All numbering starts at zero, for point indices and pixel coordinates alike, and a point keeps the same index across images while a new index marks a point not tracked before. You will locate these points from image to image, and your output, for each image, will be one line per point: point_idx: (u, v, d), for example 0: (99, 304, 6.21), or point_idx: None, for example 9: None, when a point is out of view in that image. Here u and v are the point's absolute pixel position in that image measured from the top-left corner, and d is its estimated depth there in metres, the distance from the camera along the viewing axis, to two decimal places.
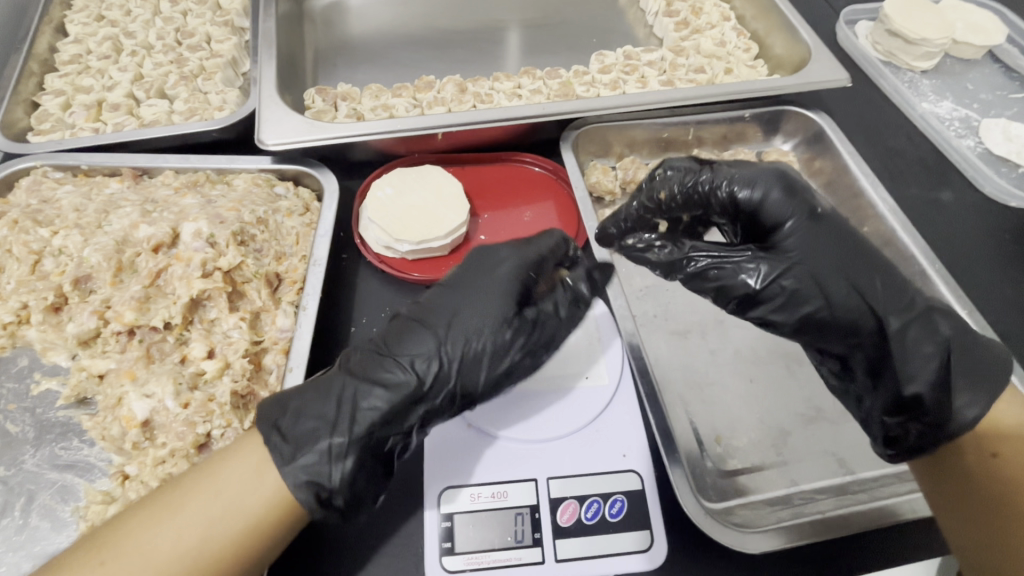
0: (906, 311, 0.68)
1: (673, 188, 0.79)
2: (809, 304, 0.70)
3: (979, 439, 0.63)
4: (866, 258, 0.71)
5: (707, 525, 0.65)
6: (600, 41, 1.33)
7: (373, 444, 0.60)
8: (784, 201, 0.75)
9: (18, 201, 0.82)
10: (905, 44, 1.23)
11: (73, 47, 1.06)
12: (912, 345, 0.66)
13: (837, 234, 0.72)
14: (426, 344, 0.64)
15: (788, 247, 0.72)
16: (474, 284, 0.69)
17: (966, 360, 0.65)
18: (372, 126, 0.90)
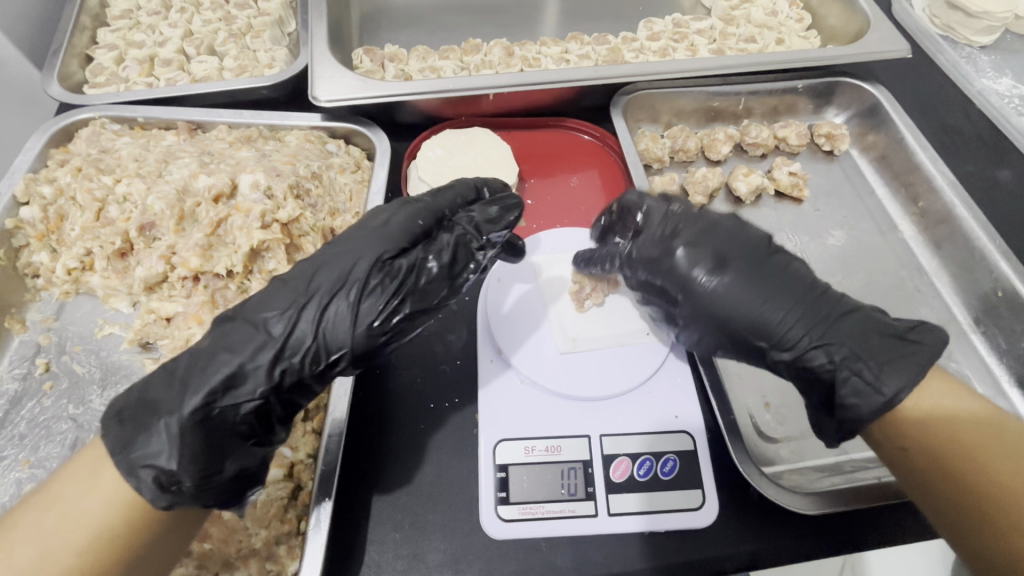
0: (807, 339, 0.61)
1: (605, 249, 0.71)
2: (722, 343, 0.66)
3: (886, 431, 0.59)
4: (770, 306, 0.63)
5: (766, 488, 0.65)
6: (646, 9, 1.29)
7: (218, 417, 0.53)
8: (691, 258, 0.64)
9: (80, 151, 0.84)
10: (965, 17, 1.18)
11: (123, 1, 1.06)
12: (813, 378, 0.62)
13: (750, 281, 0.64)
14: (279, 300, 0.58)
15: (693, 301, 0.65)
16: (351, 236, 0.62)
17: (872, 376, 0.58)
18: (422, 86, 0.89)
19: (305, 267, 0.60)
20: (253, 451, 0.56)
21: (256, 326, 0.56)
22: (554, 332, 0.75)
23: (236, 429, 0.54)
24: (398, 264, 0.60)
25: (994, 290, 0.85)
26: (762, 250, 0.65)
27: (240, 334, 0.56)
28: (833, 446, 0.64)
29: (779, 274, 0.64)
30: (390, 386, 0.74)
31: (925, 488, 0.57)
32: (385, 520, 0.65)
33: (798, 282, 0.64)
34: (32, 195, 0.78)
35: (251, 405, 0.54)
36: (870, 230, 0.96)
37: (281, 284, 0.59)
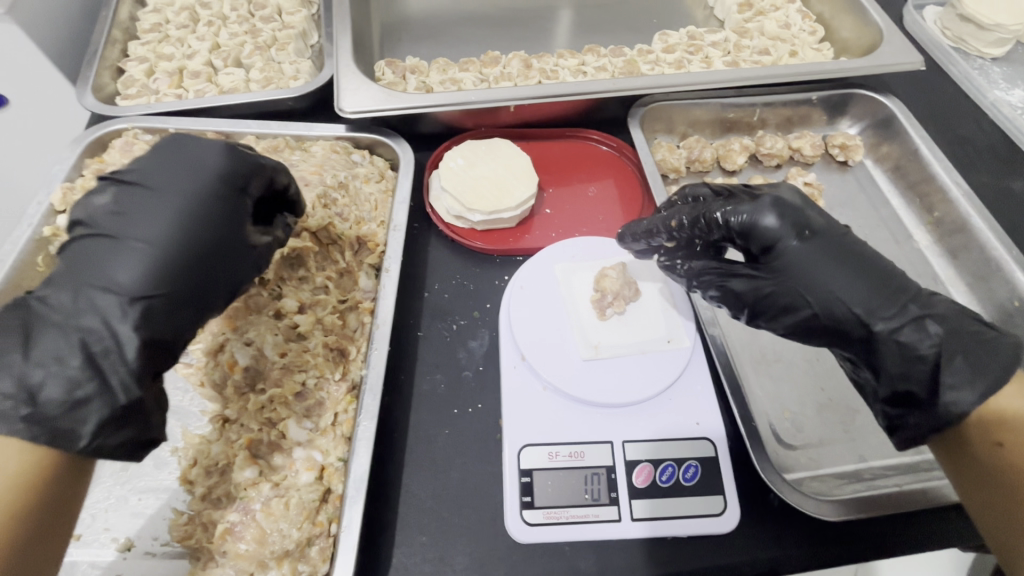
0: (894, 315, 0.64)
1: (682, 218, 0.72)
2: (800, 314, 0.66)
3: (981, 426, 0.59)
4: (856, 277, 0.65)
5: (789, 494, 0.66)
6: (660, 22, 1.32)
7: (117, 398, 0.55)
8: (779, 222, 0.67)
9: (113, 161, 0.86)
10: (977, 30, 1.19)
11: (152, 16, 1.09)
12: (908, 355, 0.63)
13: (834, 254, 0.66)
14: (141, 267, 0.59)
15: (778, 267, 0.66)
16: (161, 205, 0.63)
17: (967, 360, 0.61)
18: (445, 98, 0.91)
19: (167, 236, 0.61)
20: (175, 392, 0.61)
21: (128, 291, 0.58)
22: (576, 339, 0.76)
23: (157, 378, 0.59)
24: (210, 239, 0.64)
25: (1010, 300, 0.85)
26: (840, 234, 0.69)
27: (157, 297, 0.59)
28: (921, 432, 0.62)
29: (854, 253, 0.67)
30: (415, 391, 0.75)
31: (1002, 489, 0.57)
32: (411, 524, 0.66)
33: (875, 264, 0.66)
34: (68, 204, 0.80)
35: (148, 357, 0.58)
36: (884, 239, 0.97)
37: (162, 256, 0.60)
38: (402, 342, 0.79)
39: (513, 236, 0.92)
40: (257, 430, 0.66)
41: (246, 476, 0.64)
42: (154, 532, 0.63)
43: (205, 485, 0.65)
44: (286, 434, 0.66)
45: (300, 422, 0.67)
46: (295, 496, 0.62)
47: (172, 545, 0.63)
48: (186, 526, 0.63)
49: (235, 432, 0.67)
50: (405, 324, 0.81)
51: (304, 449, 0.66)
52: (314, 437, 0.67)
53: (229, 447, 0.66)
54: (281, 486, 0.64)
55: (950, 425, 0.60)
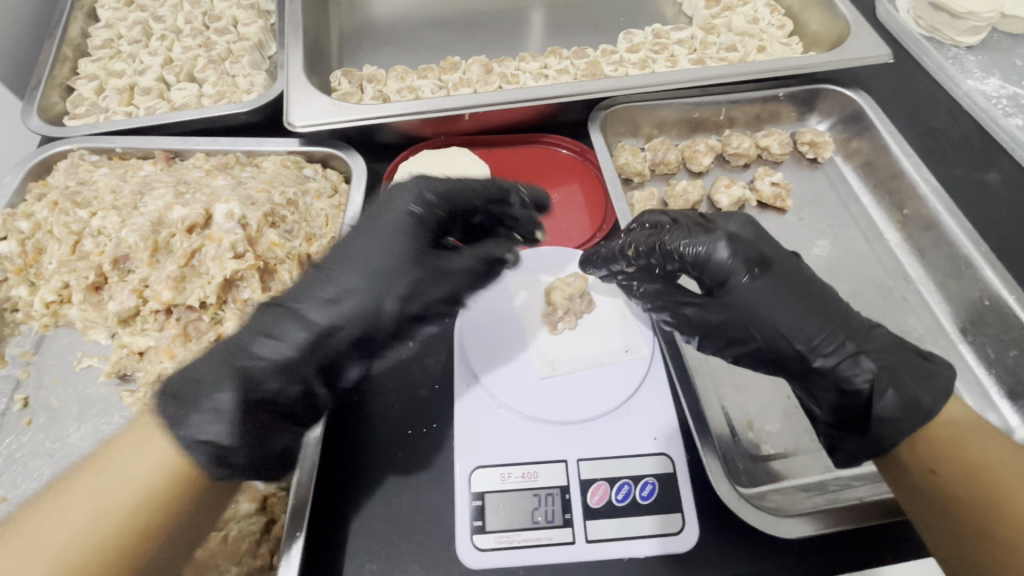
0: (834, 351, 0.63)
1: (637, 246, 0.70)
2: (749, 345, 0.67)
3: (918, 454, 0.59)
4: (804, 312, 0.63)
5: (744, 512, 0.64)
6: (627, 20, 1.29)
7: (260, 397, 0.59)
8: (731, 256, 0.64)
9: (57, 183, 0.84)
10: (949, 19, 1.16)
11: (104, 31, 1.07)
12: (845, 388, 0.63)
13: (784, 289, 0.64)
14: (337, 301, 0.64)
15: (727, 303, 0.65)
16: (369, 242, 0.66)
17: (900, 394, 0.60)
18: (397, 108, 0.89)
19: (390, 274, 0.65)
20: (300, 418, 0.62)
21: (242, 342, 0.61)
22: (532, 356, 0.74)
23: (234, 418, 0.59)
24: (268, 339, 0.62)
25: (980, 298, 0.83)
26: (794, 264, 0.66)
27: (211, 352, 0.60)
28: (850, 459, 0.63)
29: (804, 285, 0.65)
30: (367, 413, 0.73)
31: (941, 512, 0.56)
32: (361, 552, 0.64)
33: (824, 292, 0.65)
34: (10, 230, 0.78)
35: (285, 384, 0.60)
36: (855, 238, 0.95)
37: (369, 294, 0.64)
38: None
39: None
40: None
41: None
42: None
43: None
44: None
45: None
46: (234, 528, 0.61)
47: None
48: None
49: None
50: None
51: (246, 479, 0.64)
52: None
53: None
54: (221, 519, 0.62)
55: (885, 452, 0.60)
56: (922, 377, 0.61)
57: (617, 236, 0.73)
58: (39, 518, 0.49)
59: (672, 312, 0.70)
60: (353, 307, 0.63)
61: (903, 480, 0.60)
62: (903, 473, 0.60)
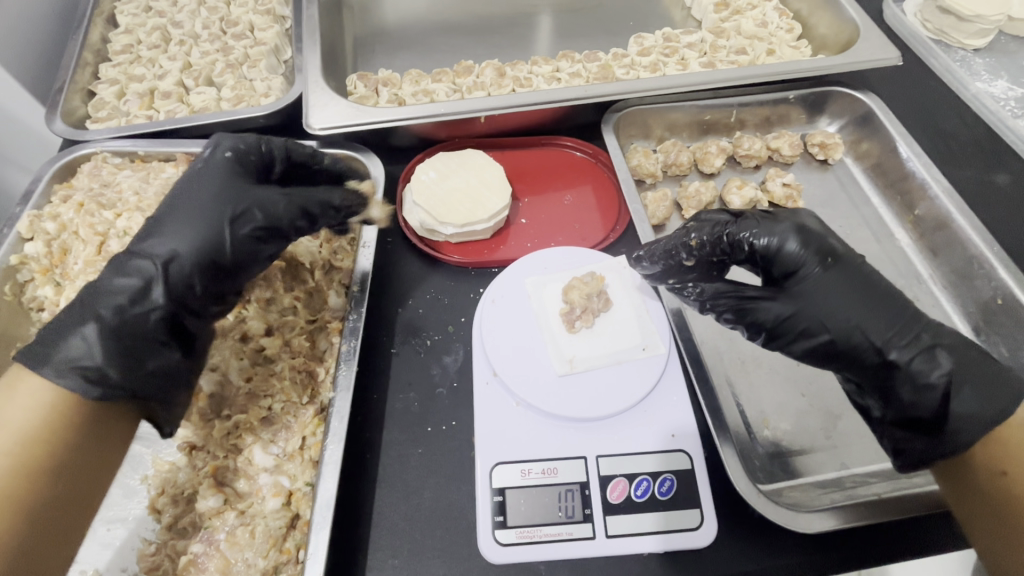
0: (910, 344, 0.63)
1: (702, 236, 0.70)
2: (819, 341, 0.65)
3: (986, 454, 0.59)
4: (874, 303, 0.64)
5: (762, 506, 0.64)
6: (636, 24, 1.30)
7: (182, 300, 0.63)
8: (803, 248, 0.65)
9: (82, 185, 0.85)
10: (957, 22, 1.18)
11: (124, 37, 1.09)
12: (920, 382, 0.62)
13: (854, 284, 0.65)
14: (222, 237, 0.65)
15: (797, 293, 0.65)
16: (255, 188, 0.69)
17: (976, 391, 0.60)
18: (414, 110, 0.90)
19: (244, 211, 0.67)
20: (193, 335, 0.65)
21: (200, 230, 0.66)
22: (551, 354, 0.75)
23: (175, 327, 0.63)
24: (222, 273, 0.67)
25: (993, 297, 0.84)
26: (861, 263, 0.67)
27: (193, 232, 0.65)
28: (923, 459, 0.62)
29: (873, 285, 0.66)
30: (387, 409, 0.74)
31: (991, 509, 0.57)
32: (383, 546, 0.65)
33: (892, 292, 0.65)
34: (36, 231, 0.80)
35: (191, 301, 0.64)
36: (866, 239, 0.96)
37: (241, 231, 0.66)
38: (375, 360, 0.78)
39: (487, 248, 0.91)
40: (223, 458, 0.67)
41: (210, 505, 0.63)
42: (122, 564, 0.63)
43: (173, 513, 0.64)
44: (253, 460, 0.66)
45: (266, 447, 0.67)
46: (261, 524, 0.62)
47: None
48: (153, 556, 0.62)
49: (201, 459, 0.67)
50: (379, 342, 0.80)
51: (271, 475, 0.65)
52: (281, 462, 0.66)
53: (195, 474, 0.66)
54: (247, 514, 0.64)
55: (958, 449, 0.60)
56: (999, 387, 0.61)
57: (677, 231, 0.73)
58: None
59: (739, 305, 0.67)
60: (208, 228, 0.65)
61: (971, 488, 0.60)
62: (967, 479, 0.60)
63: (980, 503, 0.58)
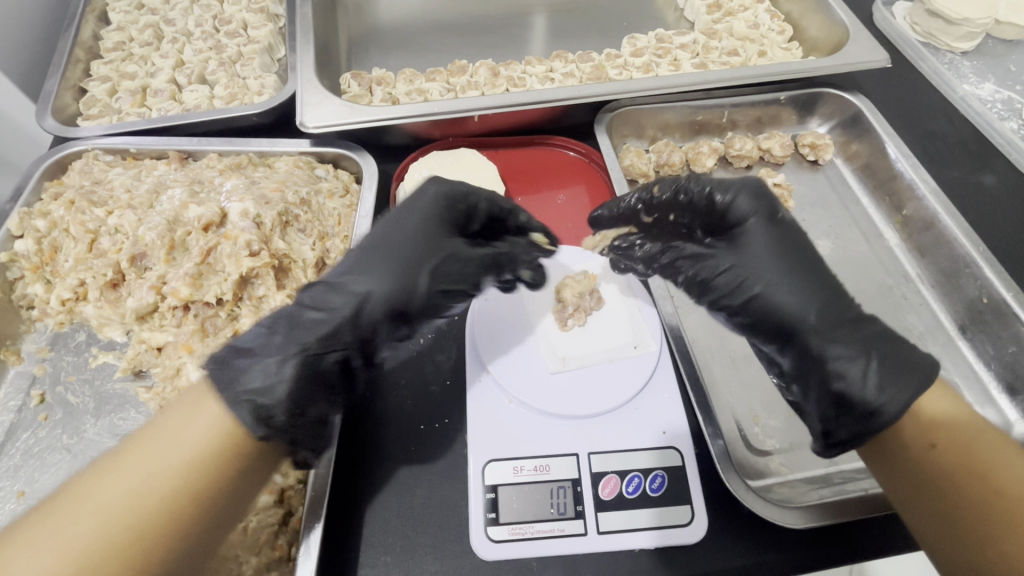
0: (835, 315, 0.63)
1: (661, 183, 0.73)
2: (744, 296, 0.66)
3: (915, 429, 0.58)
4: (796, 282, 0.64)
5: (751, 502, 0.65)
6: (630, 25, 1.31)
7: (313, 364, 0.60)
8: (750, 207, 0.68)
9: (73, 183, 0.85)
10: (946, 25, 1.19)
11: (116, 34, 1.08)
12: (826, 367, 0.61)
13: (786, 247, 0.66)
14: (378, 283, 0.63)
15: (737, 243, 0.68)
16: (425, 218, 0.67)
17: (889, 370, 0.59)
18: (407, 109, 0.90)
19: (414, 247, 0.65)
20: (332, 403, 0.62)
21: (383, 272, 0.63)
22: (543, 352, 0.75)
23: (321, 379, 0.60)
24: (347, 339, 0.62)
25: (979, 296, 0.85)
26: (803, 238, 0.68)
27: (385, 274, 0.63)
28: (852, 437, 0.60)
29: (809, 257, 0.66)
30: (380, 407, 0.74)
31: (914, 490, 0.58)
32: (376, 544, 0.65)
33: (828, 277, 0.65)
34: (25, 228, 0.79)
35: (336, 355, 0.61)
36: (856, 238, 0.97)
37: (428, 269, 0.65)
38: None
39: None
40: None
41: None
42: None
43: None
44: None
45: None
46: (253, 520, 0.63)
47: None
48: None
49: None
50: None
51: None
52: None
53: None
54: None
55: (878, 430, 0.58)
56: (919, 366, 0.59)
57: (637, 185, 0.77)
58: (91, 485, 0.50)
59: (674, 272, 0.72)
60: (384, 272, 0.63)
61: (903, 460, 0.59)
62: (896, 455, 0.59)
63: (906, 472, 0.58)
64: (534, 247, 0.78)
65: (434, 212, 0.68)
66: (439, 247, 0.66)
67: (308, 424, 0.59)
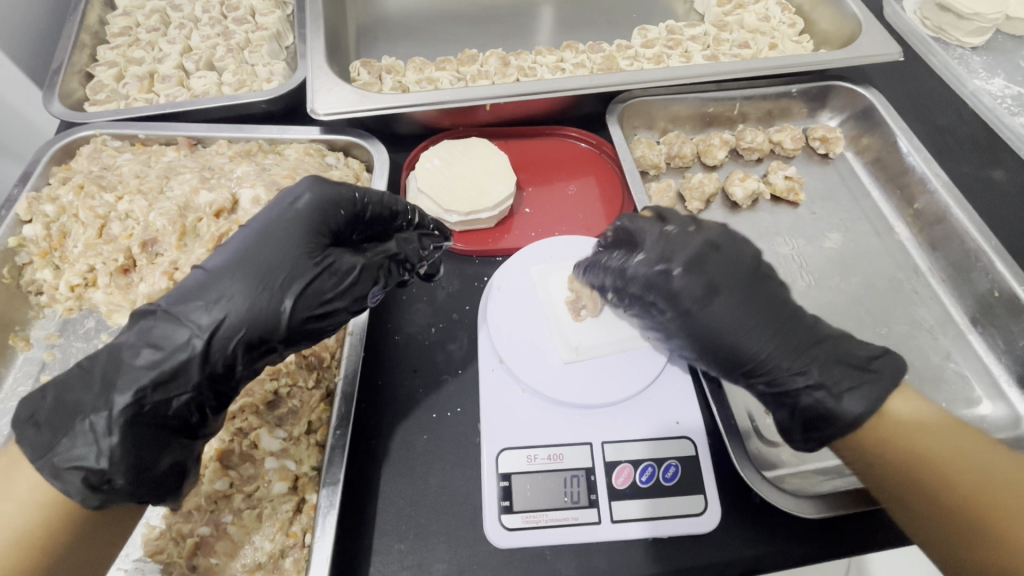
0: (791, 361, 0.63)
1: (600, 267, 0.72)
2: (705, 360, 0.67)
3: (859, 446, 0.59)
4: (766, 336, 0.63)
5: (766, 491, 0.65)
6: (640, 16, 1.30)
7: (150, 412, 0.54)
8: (686, 276, 0.64)
9: (81, 168, 0.84)
10: (956, 19, 1.19)
11: (122, 19, 1.07)
12: (788, 401, 0.64)
13: (745, 302, 0.64)
14: (222, 307, 0.58)
15: (681, 318, 0.65)
16: (265, 228, 0.62)
17: (851, 401, 0.60)
18: (419, 97, 0.89)
19: (249, 262, 0.60)
20: (189, 445, 0.57)
21: (212, 293, 0.58)
22: (557, 342, 0.75)
23: (168, 420, 0.56)
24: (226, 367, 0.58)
25: (990, 290, 0.85)
26: (749, 274, 0.65)
27: (209, 293, 0.58)
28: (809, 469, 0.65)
29: (767, 300, 0.64)
30: (393, 396, 0.74)
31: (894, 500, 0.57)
32: (389, 532, 0.65)
33: (786, 310, 0.64)
34: (34, 213, 0.79)
35: (184, 398, 0.56)
36: (867, 232, 0.97)
37: (247, 290, 0.58)
38: (380, 347, 0.78)
39: (491, 237, 0.91)
40: (228, 441, 0.66)
41: (217, 488, 0.63)
42: (126, 549, 0.62)
43: (177, 498, 0.63)
44: (259, 444, 0.65)
45: (272, 431, 0.66)
46: (268, 507, 0.63)
47: (143, 560, 0.61)
48: (158, 540, 0.61)
49: (206, 443, 0.66)
50: (384, 328, 0.80)
51: (277, 459, 0.65)
52: (288, 446, 0.66)
53: (201, 459, 0.65)
54: (253, 497, 0.63)
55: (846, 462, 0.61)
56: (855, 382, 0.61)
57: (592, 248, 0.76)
58: None
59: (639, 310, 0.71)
60: (218, 290, 0.58)
61: (868, 473, 0.59)
62: (853, 464, 0.61)
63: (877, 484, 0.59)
64: (397, 263, 0.70)
65: (278, 222, 0.62)
66: (273, 266, 0.60)
67: (160, 478, 0.54)
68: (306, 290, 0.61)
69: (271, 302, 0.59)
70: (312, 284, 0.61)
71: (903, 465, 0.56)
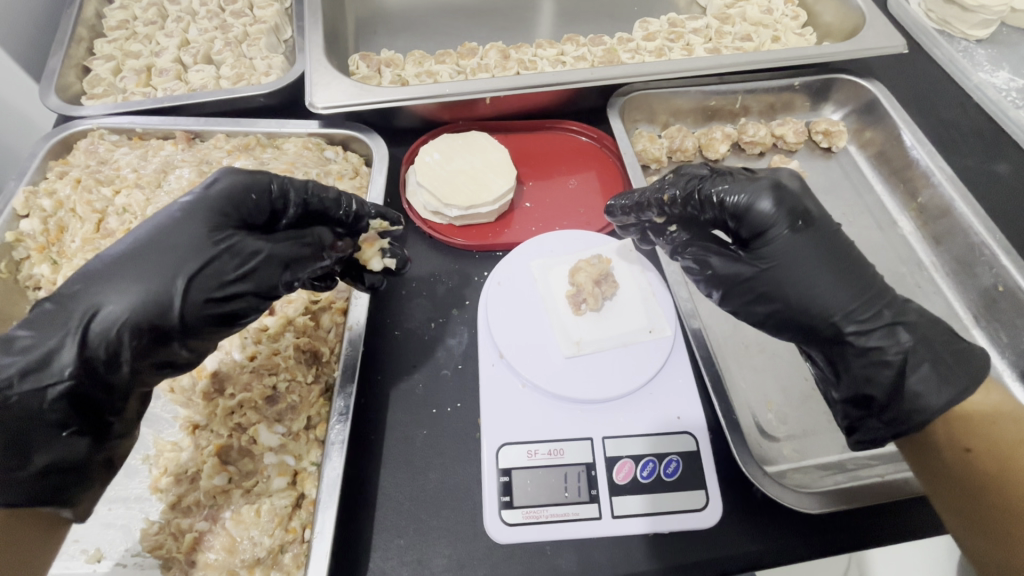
0: (870, 317, 0.62)
1: (674, 192, 0.70)
2: (773, 305, 0.65)
3: (949, 432, 0.59)
4: (844, 285, 0.63)
5: (768, 485, 0.65)
6: (642, 9, 1.29)
7: (19, 406, 0.51)
8: (775, 208, 0.64)
9: (78, 163, 0.84)
10: (961, 12, 1.17)
11: (119, 12, 1.06)
12: (873, 357, 0.62)
13: (821, 248, 0.64)
14: (109, 295, 0.55)
15: (763, 255, 0.65)
16: (166, 217, 0.59)
17: (933, 369, 0.60)
18: (418, 90, 0.88)
19: (141, 250, 0.57)
20: (71, 442, 0.54)
21: (103, 281, 0.55)
22: (558, 337, 0.75)
23: (45, 415, 0.52)
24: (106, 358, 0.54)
25: (994, 285, 0.85)
26: (833, 229, 0.66)
27: (100, 281, 0.55)
28: (875, 437, 0.63)
29: (843, 253, 0.65)
30: (392, 391, 0.74)
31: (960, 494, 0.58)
32: (389, 527, 0.65)
33: (865, 271, 0.64)
34: (31, 208, 0.78)
35: (58, 389, 0.53)
36: (869, 226, 0.96)
37: (133, 278, 0.55)
38: (380, 342, 0.78)
39: (491, 231, 0.90)
40: (227, 436, 0.66)
41: (215, 483, 0.63)
42: (126, 544, 0.62)
43: (176, 493, 0.64)
44: (258, 439, 0.65)
45: (271, 426, 0.66)
46: (267, 502, 0.62)
47: (140, 556, 0.61)
48: (157, 535, 0.61)
49: (205, 438, 0.66)
50: (384, 323, 0.79)
51: (276, 454, 0.65)
52: (287, 442, 0.65)
53: (199, 453, 0.65)
54: (253, 493, 0.63)
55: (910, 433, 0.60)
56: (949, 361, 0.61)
57: (654, 182, 0.74)
58: None
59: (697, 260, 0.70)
60: (110, 276, 0.55)
61: (937, 462, 0.60)
62: (926, 453, 0.61)
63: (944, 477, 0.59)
64: (312, 249, 0.64)
65: (184, 211, 0.59)
66: (166, 251, 0.57)
67: (35, 477, 0.52)
68: (201, 278, 0.57)
69: (161, 287, 0.55)
70: (205, 271, 0.57)
71: (978, 453, 0.56)
